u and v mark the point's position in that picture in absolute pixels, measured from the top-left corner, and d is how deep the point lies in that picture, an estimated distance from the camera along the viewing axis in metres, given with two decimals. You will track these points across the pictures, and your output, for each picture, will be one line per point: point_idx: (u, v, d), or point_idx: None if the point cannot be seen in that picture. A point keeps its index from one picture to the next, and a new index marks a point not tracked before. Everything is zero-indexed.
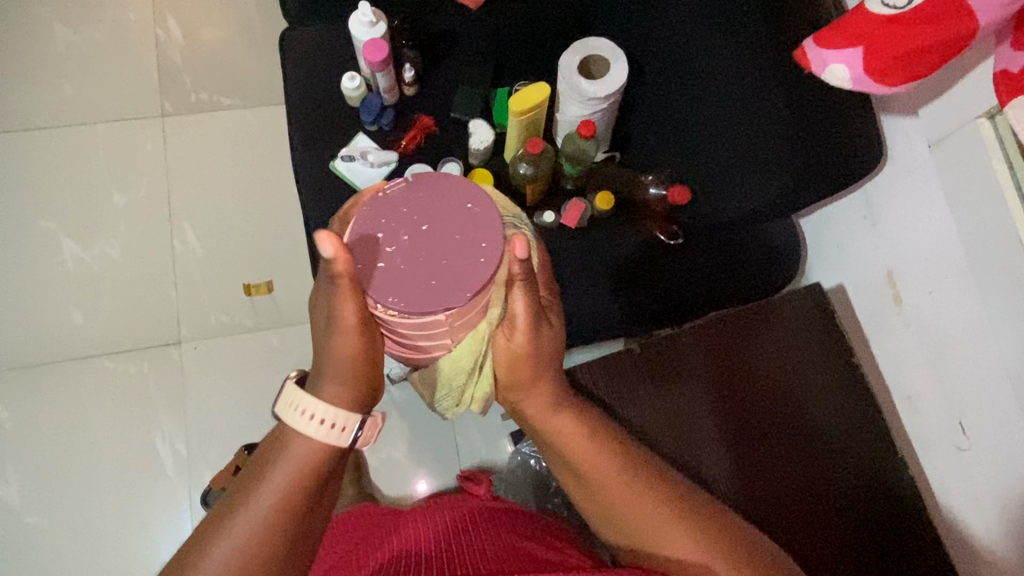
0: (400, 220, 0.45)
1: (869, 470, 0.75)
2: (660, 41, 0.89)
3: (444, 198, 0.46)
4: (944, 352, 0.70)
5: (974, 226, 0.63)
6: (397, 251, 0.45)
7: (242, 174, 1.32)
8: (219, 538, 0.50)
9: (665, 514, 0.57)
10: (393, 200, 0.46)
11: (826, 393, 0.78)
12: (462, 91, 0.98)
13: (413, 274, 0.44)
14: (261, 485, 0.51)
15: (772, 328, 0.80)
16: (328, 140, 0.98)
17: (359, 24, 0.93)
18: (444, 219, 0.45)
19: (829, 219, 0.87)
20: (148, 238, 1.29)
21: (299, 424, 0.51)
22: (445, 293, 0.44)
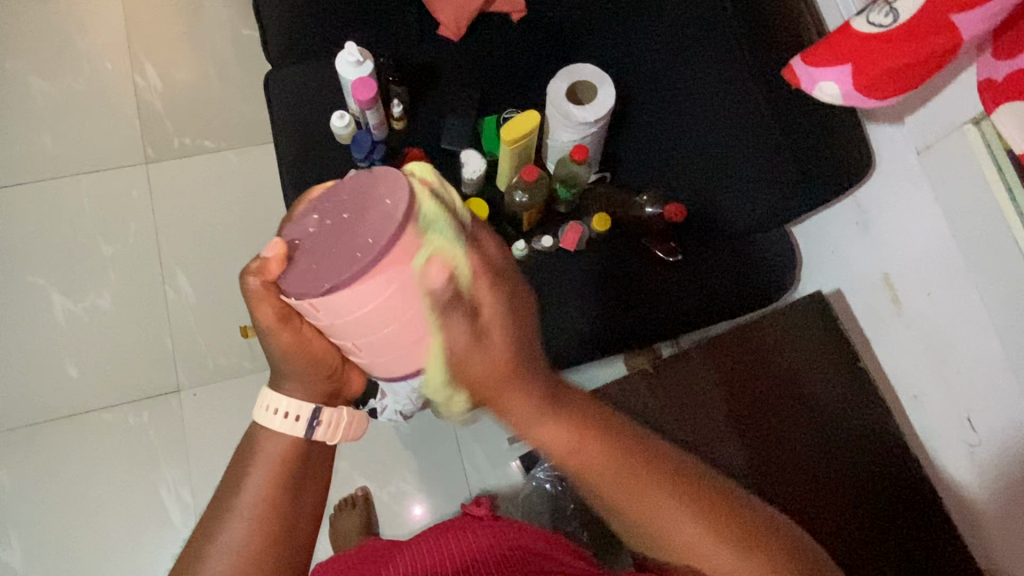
0: (332, 205, 0.45)
1: (888, 472, 0.76)
2: (650, 65, 0.92)
3: (375, 191, 0.44)
4: (947, 351, 0.72)
5: (971, 229, 0.64)
6: (313, 233, 0.45)
7: (230, 214, 1.32)
8: (212, 546, 0.52)
9: (671, 503, 0.53)
10: (347, 183, 0.45)
11: (834, 401, 0.79)
12: (450, 123, 0.99)
13: (305, 259, 0.45)
14: (242, 486, 0.53)
15: (778, 343, 0.82)
16: (321, 179, 0.99)
17: (345, 64, 0.93)
18: (365, 207, 0.44)
19: (819, 227, 0.89)
20: (140, 286, 1.27)
21: (269, 421, 0.54)
22: (315, 283, 0.43)
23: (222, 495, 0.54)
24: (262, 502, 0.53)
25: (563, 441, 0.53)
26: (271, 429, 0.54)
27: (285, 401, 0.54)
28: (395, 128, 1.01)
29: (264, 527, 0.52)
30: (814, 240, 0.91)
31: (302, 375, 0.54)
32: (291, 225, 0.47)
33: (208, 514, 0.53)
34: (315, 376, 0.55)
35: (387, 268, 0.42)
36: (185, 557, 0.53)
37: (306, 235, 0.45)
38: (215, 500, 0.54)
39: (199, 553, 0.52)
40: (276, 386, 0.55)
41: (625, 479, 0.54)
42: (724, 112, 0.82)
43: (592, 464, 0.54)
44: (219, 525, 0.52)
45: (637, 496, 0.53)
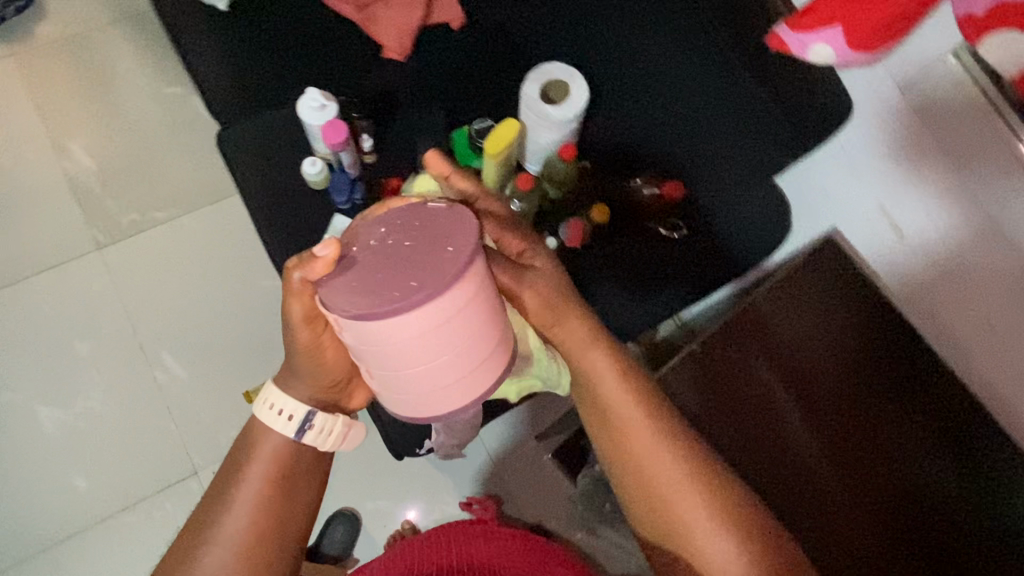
0: (399, 231, 0.46)
1: (917, 406, 0.80)
2: (625, 55, 0.95)
3: (442, 227, 0.46)
4: (957, 265, 0.78)
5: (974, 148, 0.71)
6: (367, 244, 0.46)
7: (201, 281, 1.26)
8: (209, 543, 0.55)
9: (716, 528, 0.58)
10: (425, 213, 0.47)
11: (859, 337, 0.85)
12: (423, 145, 0.98)
13: (353, 274, 0.45)
14: (241, 484, 0.57)
15: (801, 296, 0.89)
16: (306, 230, 0.96)
17: (309, 111, 0.91)
18: (427, 245, 0.45)
19: (810, 174, 0.92)
20: (126, 376, 1.22)
21: (266, 415, 0.57)
22: (358, 299, 0.43)
23: (219, 489, 0.57)
24: (259, 501, 0.56)
25: (611, 388, 0.60)
26: (272, 429, 0.57)
27: (290, 402, 0.57)
28: (367, 162, 0.99)
29: (251, 527, 0.56)
30: (804, 188, 0.95)
31: (308, 378, 0.57)
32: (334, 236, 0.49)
33: (210, 499, 0.57)
34: (319, 385, 0.57)
35: (437, 302, 0.43)
36: (183, 545, 0.56)
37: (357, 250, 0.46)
38: (216, 485, 0.58)
39: (194, 544, 0.56)
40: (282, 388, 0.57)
41: (663, 465, 0.59)
42: (716, 84, 0.89)
43: (638, 438, 0.60)
44: (216, 520, 0.56)
45: (651, 460, 0.60)
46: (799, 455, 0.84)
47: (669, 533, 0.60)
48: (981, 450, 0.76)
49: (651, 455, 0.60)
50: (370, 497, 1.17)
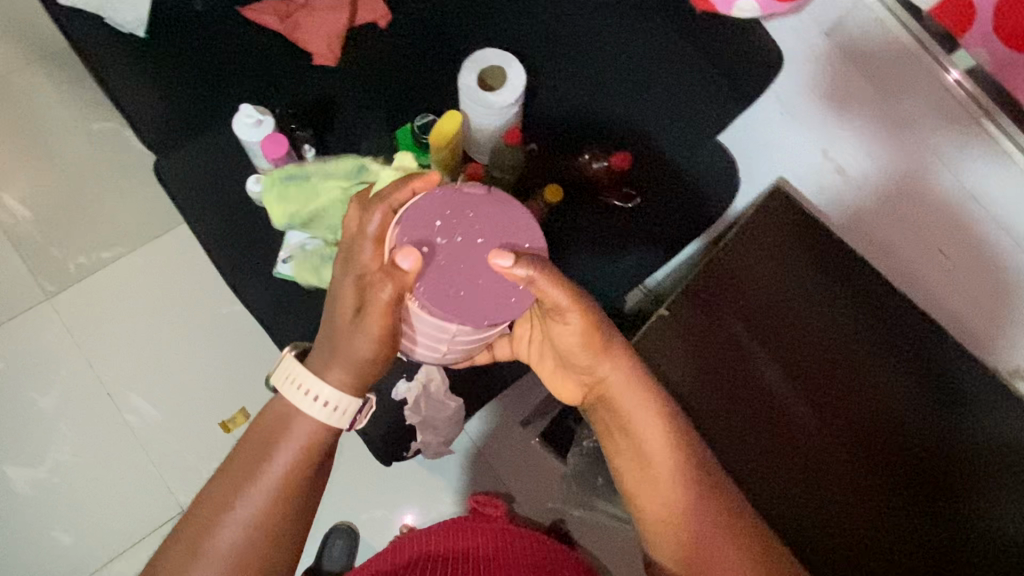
0: (469, 231, 0.57)
1: (893, 347, 0.76)
2: (561, 35, 0.95)
3: (509, 218, 0.59)
4: (900, 195, 0.83)
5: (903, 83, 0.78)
6: (442, 253, 0.56)
7: (161, 316, 1.23)
8: (224, 521, 0.51)
9: (722, 534, 0.56)
10: (472, 203, 0.59)
11: (826, 280, 0.80)
12: (368, 149, 0.97)
13: (448, 280, 0.56)
14: (265, 461, 0.53)
15: (761, 243, 0.83)
16: (260, 249, 0.95)
17: (245, 126, 0.89)
18: (497, 237, 0.58)
19: (752, 126, 0.93)
20: (97, 423, 1.19)
21: (305, 405, 0.53)
22: (443, 291, 0.55)
23: (236, 466, 0.53)
24: (281, 479, 0.53)
25: (624, 396, 0.61)
26: (299, 410, 0.54)
27: (325, 389, 0.53)
28: None
29: (272, 515, 0.52)
30: (749, 143, 0.95)
31: (355, 363, 0.54)
32: (410, 216, 0.56)
33: (224, 471, 0.53)
34: (361, 371, 0.54)
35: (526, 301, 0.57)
36: (185, 537, 0.52)
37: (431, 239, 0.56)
38: (233, 460, 0.53)
39: (204, 535, 0.51)
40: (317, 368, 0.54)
41: (670, 474, 0.58)
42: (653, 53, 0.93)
43: (653, 447, 0.59)
44: (230, 505, 0.52)
45: (659, 467, 0.59)
46: (780, 432, 0.77)
47: (671, 542, 0.58)
48: (975, 417, 0.71)
49: (661, 462, 0.59)
50: (365, 508, 1.17)
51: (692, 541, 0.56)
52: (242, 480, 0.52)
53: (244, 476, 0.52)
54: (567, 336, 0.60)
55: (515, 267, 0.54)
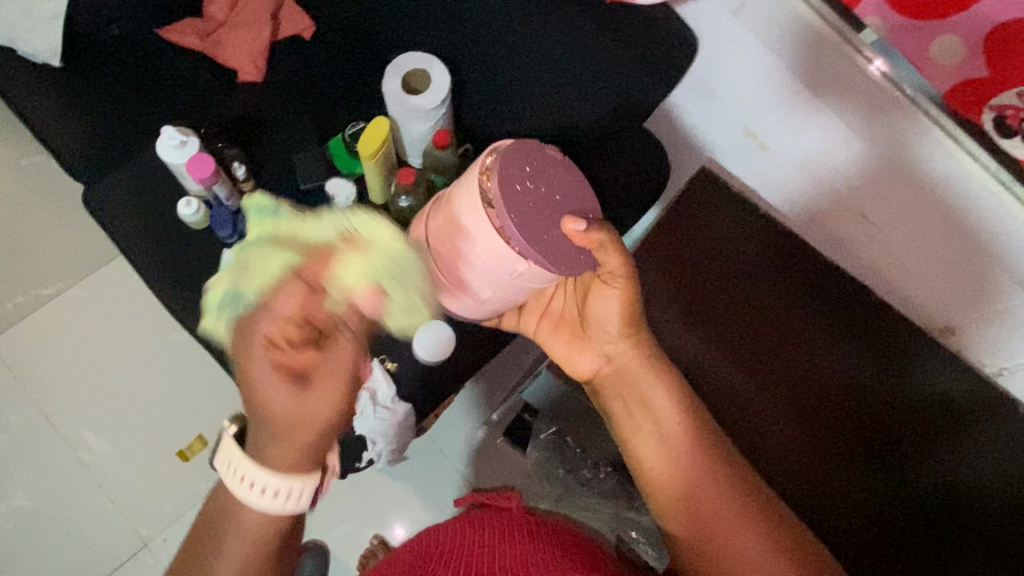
0: (544, 188, 0.66)
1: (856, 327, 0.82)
2: (481, 33, 0.95)
3: (575, 185, 0.68)
4: (821, 167, 0.86)
5: (830, 60, 0.82)
6: (527, 195, 0.65)
7: (108, 349, 1.21)
8: (224, 540, 0.53)
9: (737, 499, 0.58)
10: (542, 159, 0.67)
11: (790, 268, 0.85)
12: (299, 161, 0.96)
13: (526, 231, 0.64)
14: (262, 477, 0.53)
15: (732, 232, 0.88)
16: (197, 272, 0.93)
17: (169, 149, 0.88)
18: (570, 199, 0.67)
19: (676, 109, 0.94)
20: (50, 465, 1.16)
21: (246, 494, 0.53)
22: (535, 243, 0.64)
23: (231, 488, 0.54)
24: (275, 497, 0.53)
25: (639, 375, 0.65)
26: (235, 491, 0.54)
27: (269, 475, 0.53)
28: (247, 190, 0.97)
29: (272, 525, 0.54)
30: (674, 125, 0.96)
31: (294, 447, 0.54)
32: (519, 156, 0.66)
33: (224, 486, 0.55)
34: (305, 440, 0.54)
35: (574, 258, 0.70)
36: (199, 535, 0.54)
37: (522, 190, 0.65)
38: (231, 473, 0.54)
39: (213, 540, 0.54)
40: (256, 453, 0.54)
41: (687, 447, 0.61)
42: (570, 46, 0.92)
43: (670, 421, 0.63)
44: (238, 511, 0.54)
45: (676, 439, 0.62)
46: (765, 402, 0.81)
47: (690, 512, 0.59)
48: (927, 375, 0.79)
49: (678, 435, 0.62)
50: (335, 523, 1.16)
51: (701, 505, 0.59)
52: (233, 505, 0.54)
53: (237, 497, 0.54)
54: (605, 305, 0.64)
55: (588, 232, 0.61)
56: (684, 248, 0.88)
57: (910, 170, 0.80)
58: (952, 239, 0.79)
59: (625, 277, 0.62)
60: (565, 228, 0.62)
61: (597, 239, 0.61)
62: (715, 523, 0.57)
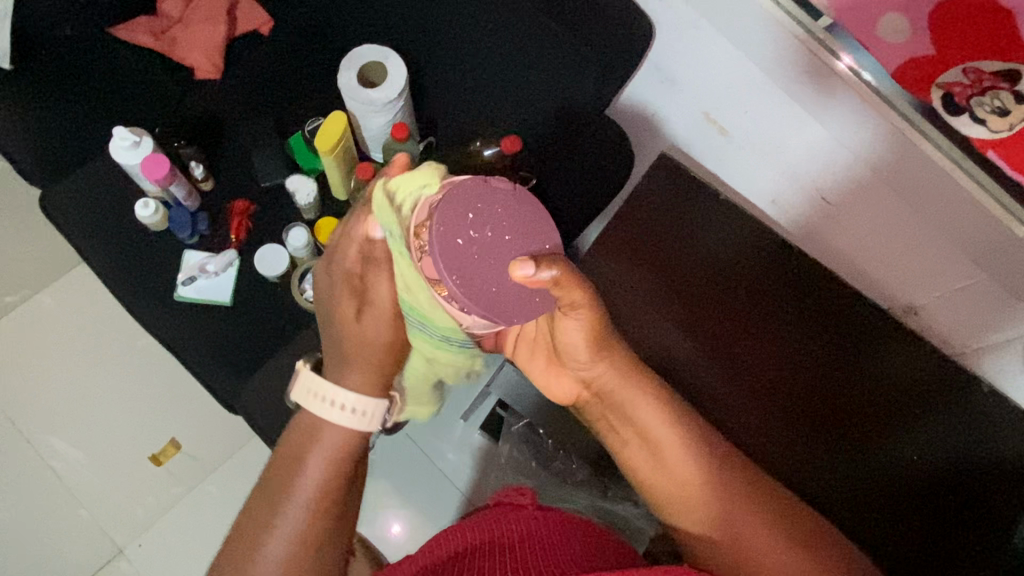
0: (487, 225, 0.53)
1: (835, 319, 0.84)
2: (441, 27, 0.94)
3: (531, 218, 0.55)
4: (778, 153, 0.83)
5: (770, 52, 0.75)
6: (473, 242, 0.52)
7: (74, 354, 1.19)
8: (270, 538, 0.55)
9: (737, 505, 0.59)
10: (492, 192, 0.54)
11: (765, 263, 0.86)
12: (257, 159, 0.95)
13: (473, 276, 0.52)
14: (297, 481, 0.57)
15: (707, 231, 0.89)
16: (158, 274, 0.92)
17: (120, 149, 0.86)
18: (526, 237, 0.54)
19: (637, 94, 0.96)
20: (19, 474, 1.14)
21: (332, 414, 0.58)
22: (479, 295, 0.52)
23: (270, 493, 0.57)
24: (315, 498, 0.57)
25: (617, 388, 0.64)
26: (323, 418, 0.58)
27: (347, 396, 0.59)
28: (206, 189, 0.96)
29: (349, 444, 0.59)
30: (637, 110, 0.98)
31: (372, 371, 0.60)
32: (451, 201, 0.53)
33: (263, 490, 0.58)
34: (373, 370, 0.60)
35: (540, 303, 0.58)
36: (291, 456, 0.58)
37: (465, 238, 0.52)
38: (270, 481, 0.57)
39: (294, 467, 0.57)
40: (336, 379, 0.60)
41: (681, 455, 0.62)
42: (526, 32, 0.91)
43: (660, 433, 0.63)
44: (321, 433, 0.58)
45: (667, 449, 0.62)
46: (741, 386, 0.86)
47: (692, 519, 0.61)
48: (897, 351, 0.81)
49: (669, 447, 0.62)
50: None
51: (702, 510, 0.60)
52: (273, 508, 0.56)
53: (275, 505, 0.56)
54: (570, 334, 0.61)
55: (540, 273, 0.51)
56: (658, 244, 0.90)
57: (867, 163, 0.75)
58: (915, 240, 0.76)
59: (587, 308, 0.58)
60: (513, 276, 0.51)
61: (551, 278, 0.52)
62: (719, 528, 0.59)
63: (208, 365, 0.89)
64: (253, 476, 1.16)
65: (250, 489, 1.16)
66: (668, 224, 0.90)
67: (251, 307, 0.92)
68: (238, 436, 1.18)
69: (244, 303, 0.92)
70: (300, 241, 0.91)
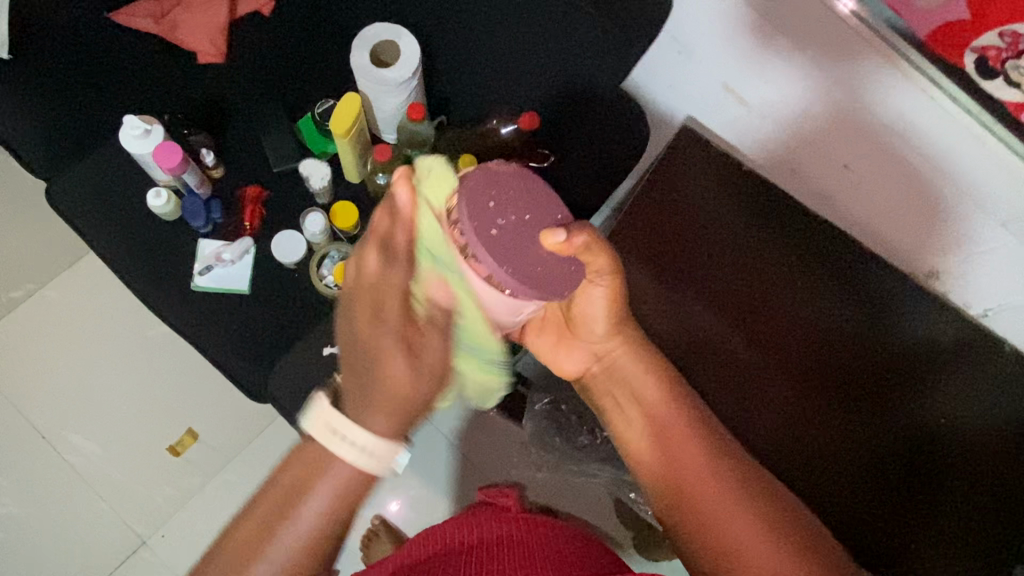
0: (502, 209, 0.52)
1: (836, 282, 0.84)
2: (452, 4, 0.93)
3: (538, 197, 0.53)
4: (799, 120, 0.83)
5: (789, 12, 0.75)
6: (499, 231, 0.51)
7: (86, 348, 1.18)
8: (256, 562, 0.50)
9: (740, 497, 0.56)
10: (493, 176, 0.53)
11: (763, 232, 0.86)
12: (269, 144, 0.93)
13: (510, 260, 0.51)
14: (298, 509, 0.51)
15: (703, 201, 0.88)
16: (172, 265, 0.91)
17: (131, 138, 0.85)
18: (542, 213, 0.53)
19: (652, 68, 0.95)
20: (38, 470, 1.14)
21: (339, 448, 0.51)
22: (525, 277, 0.51)
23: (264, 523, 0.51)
24: (313, 532, 0.51)
25: (625, 357, 0.68)
26: (330, 453, 0.51)
27: (364, 436, 0.51)
28: (217, 177, 0.94)
29: (355, 486, 0.52)
30: (649, 88, 0.98)
31: (395, 406, 0.52)
32: (469, 196, 0.51)
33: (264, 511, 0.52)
34: (400, 409, 0.53)
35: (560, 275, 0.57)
36: (286, 488, 0.52)
37: (499, 229, 0.51)
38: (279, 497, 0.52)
39: (288, 498, 0.52)
40: (353, 412, 0.52)
41: (682, 437, 0.61)
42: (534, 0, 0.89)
43: (660, 414, 0.64)
44: (327, 468, 0.52)
45: (671, 423, 0.63)
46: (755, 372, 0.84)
47: (687, 510, 0.58)
48: (912, 320, 0.81)
49: (671, 425, 0.63)
50: None
51: (684, 487, 0.59)
52: (267, 534, 0.51)
53: (274, 525, 0.51)
54: (594, 299, 0.64)
55: (572, 239, 0.52)
56: (670, 219, 0.88)
57: (885, 129, 0.75)
58: (930, 196, 0.76)
59: (610, 276, 0.61)
60: (545, 243, 0.52)
61: (581, 245, 0.53)
62: (716, 524, 0.56)
63: (229, 354, 0.88)
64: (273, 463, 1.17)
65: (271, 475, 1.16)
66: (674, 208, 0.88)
67: (270, 294, 0.91)
68: (255, 423, 1.18)
69: (263, 290, 0.91)
70: (317, 227, 0.90)
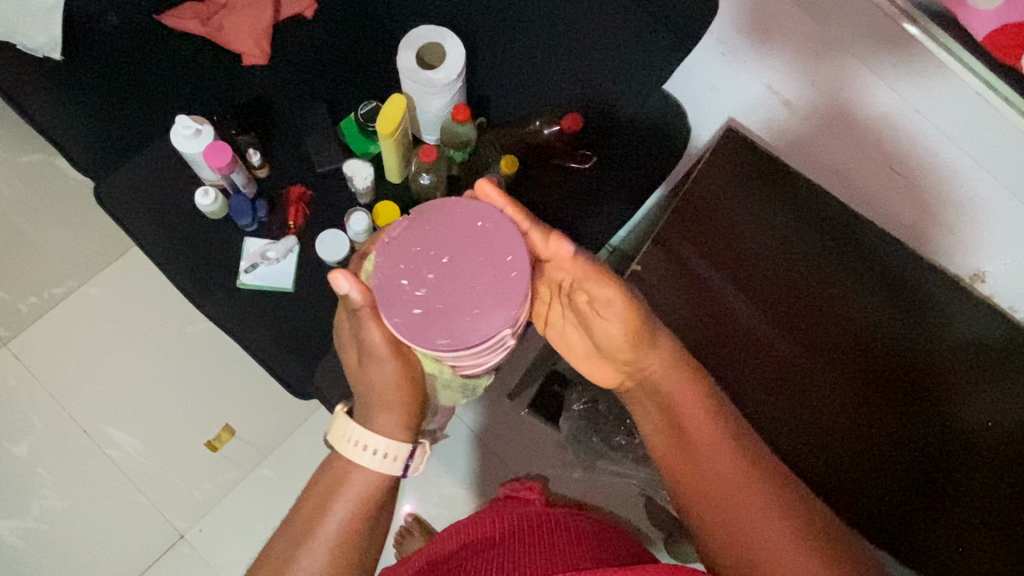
0: (424, 262, 0.56)
1: (878, 284, 0.81)
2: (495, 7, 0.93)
3: (464, 222, 0.57)
4: (843, 123, 0.84)
5: (841, 18, 0.75)
6: (429, 281, 0.55)
7: (125, 344, 1.20)
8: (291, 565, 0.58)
9: (781, 522, 0.53)
10: (418, 225, 0.57)
11: (799, 235, 0.84)
12: (313, 144, 0.95)
13: (439, 320, 0.55)
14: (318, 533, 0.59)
15: (743, 199, 0.85)
16: (216, 262, 0.92)
17: (183, 138, 0.87)
18: (469, 249, 0.56)
19: (691, 69, 0.96)
20: (78, 464, 1.16)
21: (361, 456, 0.61)
22: (456, 326, 0.54)
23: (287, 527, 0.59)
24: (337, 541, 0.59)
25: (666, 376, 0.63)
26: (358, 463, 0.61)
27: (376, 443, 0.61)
28: (261, 176, 0.96)
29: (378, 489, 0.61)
30: (689, 88, 0.98)
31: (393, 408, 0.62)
32: (383, 271, 0.56)
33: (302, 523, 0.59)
34: (401, 410, 0.63)
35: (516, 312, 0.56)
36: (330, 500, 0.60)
37: (422, 287, 0.55)
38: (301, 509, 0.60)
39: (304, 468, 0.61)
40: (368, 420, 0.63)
41: (715, 453, 0.58)
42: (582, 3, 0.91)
43: (691, 426, 0.61)
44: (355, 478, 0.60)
45: (706, 442, 0.59)
46: (791, 374, 0.83)
47: (721, 525, 0.56)
48: (956, 321, 0.79)
49: (700, 440, 0.60)
50: None
51: (716, 501, 0.57)
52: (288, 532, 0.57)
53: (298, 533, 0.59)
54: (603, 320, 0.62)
55: None
56: (718, 230, 0.85)
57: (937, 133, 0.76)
58: (972, 197, 0.78)
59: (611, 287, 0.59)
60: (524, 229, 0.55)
61: None
62: (751, 540, 0.54)
63: (274, 350, 0.89)
64: (308, 458, 1.18)
65: (306, 471, 1.18)
66: (712, 208, 0.85)
67: (313, 292, 0.92)
68: (290, 421, 1.20)
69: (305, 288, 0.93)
70: (361, 226, 0.91)
